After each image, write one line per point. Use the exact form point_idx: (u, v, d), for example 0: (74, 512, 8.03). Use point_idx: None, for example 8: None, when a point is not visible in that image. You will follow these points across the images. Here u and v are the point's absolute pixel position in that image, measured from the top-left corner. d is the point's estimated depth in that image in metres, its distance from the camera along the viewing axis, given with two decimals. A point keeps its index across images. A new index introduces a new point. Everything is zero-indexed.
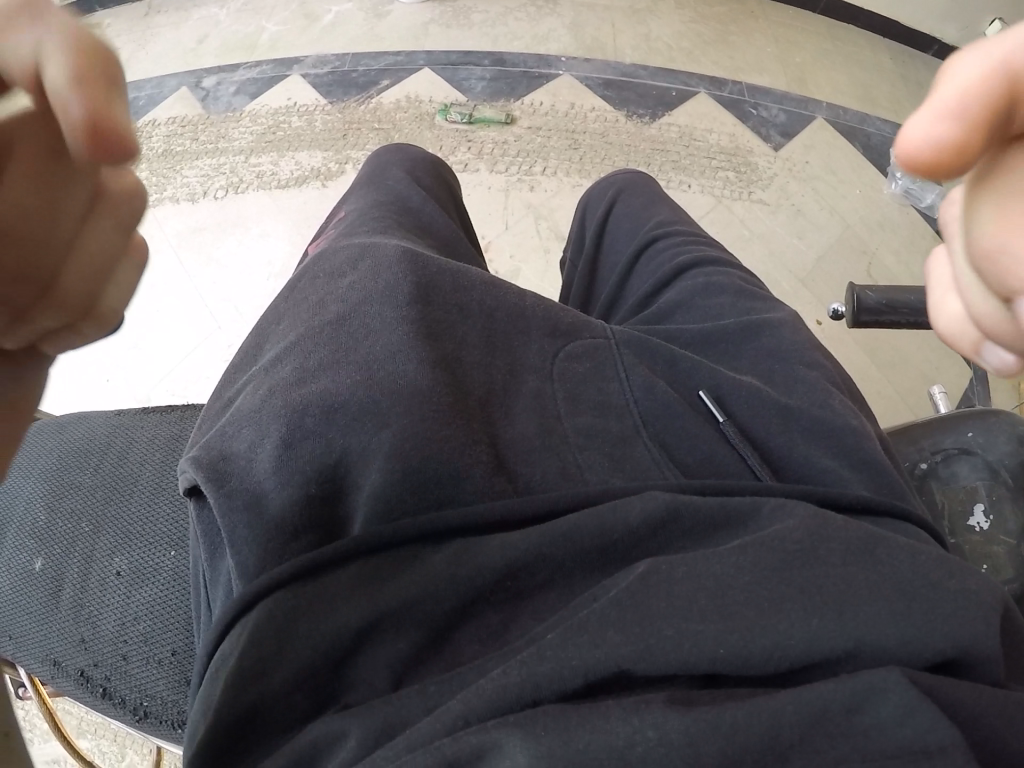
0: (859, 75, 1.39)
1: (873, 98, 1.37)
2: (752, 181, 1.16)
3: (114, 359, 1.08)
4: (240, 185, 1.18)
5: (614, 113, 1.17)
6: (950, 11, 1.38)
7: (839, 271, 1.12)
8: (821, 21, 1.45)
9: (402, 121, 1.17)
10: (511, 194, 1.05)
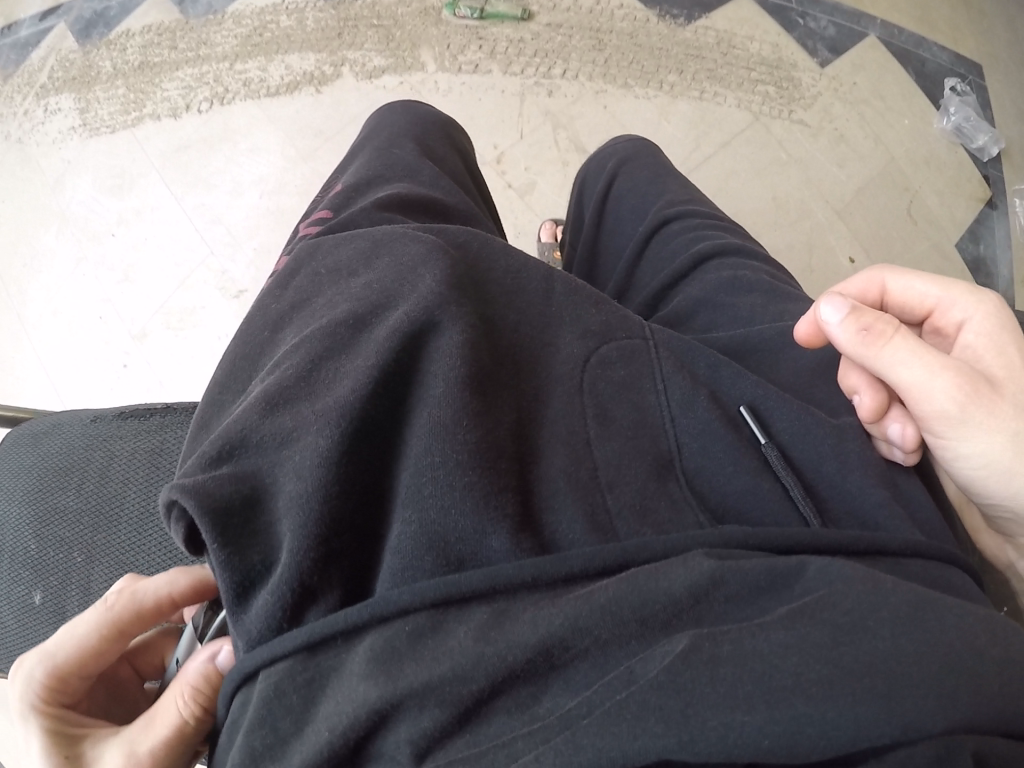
0: None
1: (933, 18, 1.21)
2: (793, 99, 1.03)
3: (105, 293, 1.00)
4: (225, 96, 1.03)
5: (645, 11, 1.00)
6: None
7: (877, 203, 1.01)
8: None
9: (403, 16, 1.00)
10: (527, 99, 0.94)
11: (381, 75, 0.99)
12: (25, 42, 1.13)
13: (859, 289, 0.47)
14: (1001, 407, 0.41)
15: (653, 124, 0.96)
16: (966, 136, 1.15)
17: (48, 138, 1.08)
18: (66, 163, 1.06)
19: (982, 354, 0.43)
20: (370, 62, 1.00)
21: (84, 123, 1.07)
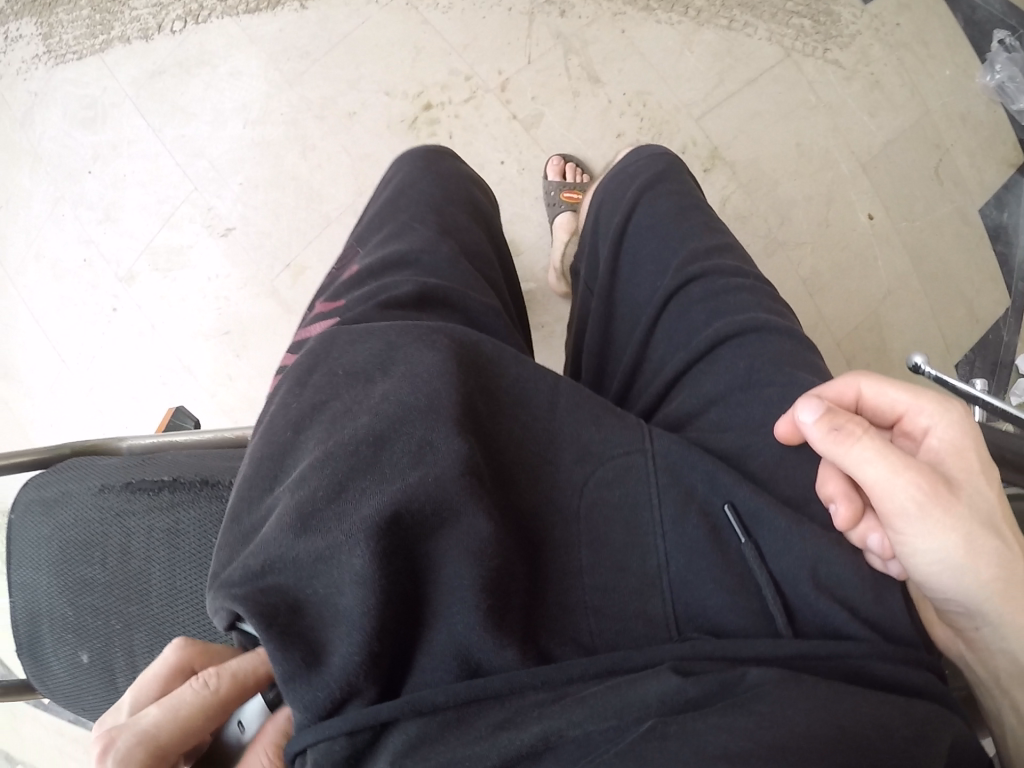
0: None
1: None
2: (829, 36, 0.95)
3: (88, 235, 1.02)
4: (200, 12, 0.93)
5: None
6: None
7: (904, 162, 0.98)
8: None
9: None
10: (537, 17, 0.81)
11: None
12: None
13: (836, 392, 0.40)
14: (960, 511, 0.36)
15: (675, 54, 0.84)
16: (1009, 95, 1.04)
17: (12, 64, 1.05)
18: (31, 94, 1.04)
19: (958, 465, 0.37)
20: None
21: (48, 49, 1.03)
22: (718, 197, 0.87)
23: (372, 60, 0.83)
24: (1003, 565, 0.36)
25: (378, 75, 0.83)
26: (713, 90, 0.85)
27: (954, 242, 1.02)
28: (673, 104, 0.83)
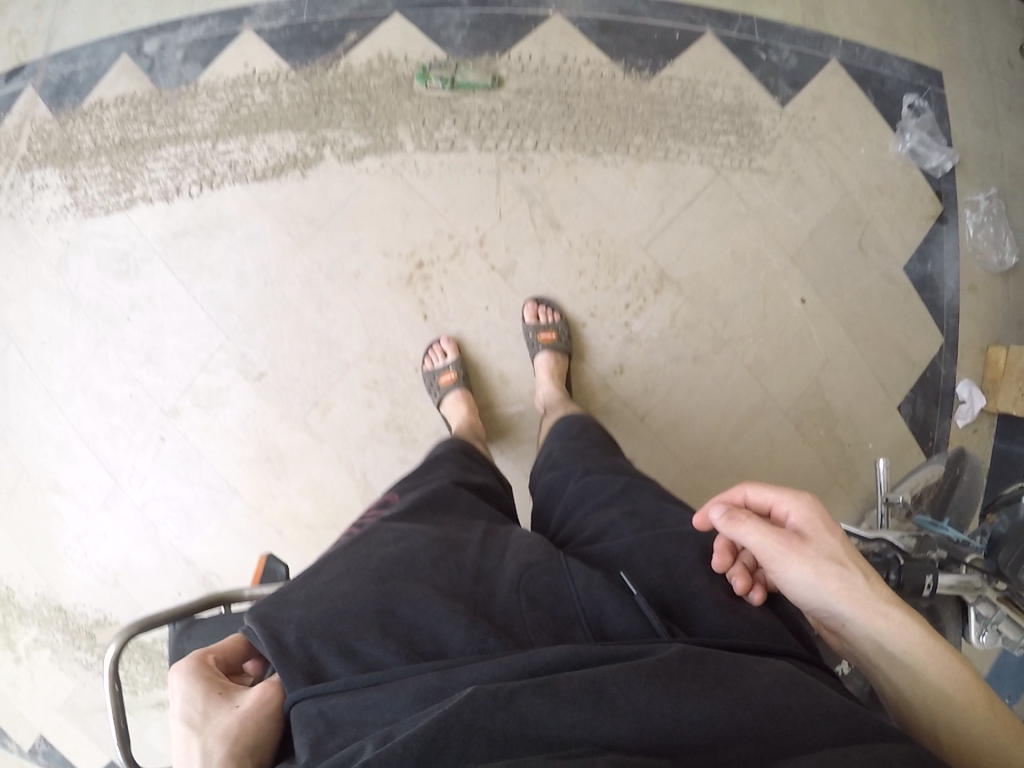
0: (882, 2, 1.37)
1: (892, 32, 1.36)
2: (753, 146, 1.12)
3: (133, 373, 1.21)
4: (213, 178, 1.15)
5: (612, 66, 1.07)
6: None
7: (826, 245, 1.16)
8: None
9: (377, 89, 1.07)
10: (503, 176, 1.05)
11: (361, 155, 1.07)
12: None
13: (732, 493, 0.65)
14: (807, 550, 0.58)
15: (621, 192, 1.07)
16: (920, 156, 1.31)
17: (41, 214, 1.31)
18: (63, 239, 1.29)
19: (807, 526, 0.60)
20: (349, 141, 1.07)
21: (75, 201, 1.28)
22: (669, 315, 1.11)
23: (369, 228, 1.08)
24: (843, 582, 0.57)
25: (375, 237, 1.08)
26: (657, 219, 1.09)
27: (884, 299, 1.21)
28: (622, 240, 1.08)
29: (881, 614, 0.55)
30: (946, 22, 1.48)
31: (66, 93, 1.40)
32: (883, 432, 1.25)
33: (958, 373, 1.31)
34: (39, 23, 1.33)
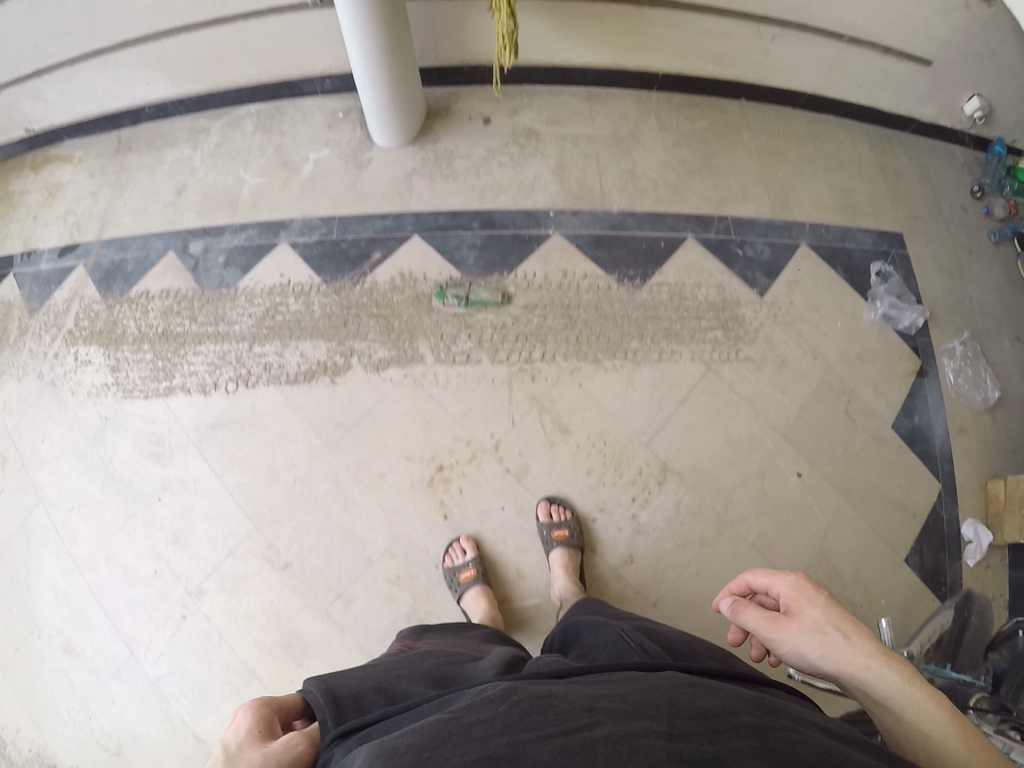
0: (838, 179, 1.61)
1: (853, 207, 1.59)
2: (739, 338, 1.38)
3: (159, 552, 1.33)
4: (249, 377, 1.37)
5: (606, 278, 1.34)
6: (929, 93, 1.69)
7: (814, 419, 1.38)
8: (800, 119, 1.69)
9: (400, 304, 1.31)
10: (514, 386, 1.29)
11: (386, 365, 1.31)
12: (44, 275, 1.69)
13: (736, 582, 0.72)
14: (791, 624, 0.62)
15: (621, 392, 1.31)
16: (894, 319, 1.51)
17: (83, 389, 1.50)
18: (102, 414, 1.47)
19: (791, 600, 0.64)
20: (375, 352, 1.31)
21: (117, 381, 1.48)
22: (673, 502, 1.29)
23: (395, 432, 1.30)
24: (824, 645, 0.59)
25: (400, 442, 1.30)
26: (656, 415, 1.32)
27: (878, 460, 1.38)
28: (625, 438, 1.30)
29: (862, 667, 0.57)
30: (900, 186, 1.71)
31: (114, 279, 1.60)
32: (895, 587, 1.31)
33: (958, 514, 1.38)
34: (94, 208, 1.71)
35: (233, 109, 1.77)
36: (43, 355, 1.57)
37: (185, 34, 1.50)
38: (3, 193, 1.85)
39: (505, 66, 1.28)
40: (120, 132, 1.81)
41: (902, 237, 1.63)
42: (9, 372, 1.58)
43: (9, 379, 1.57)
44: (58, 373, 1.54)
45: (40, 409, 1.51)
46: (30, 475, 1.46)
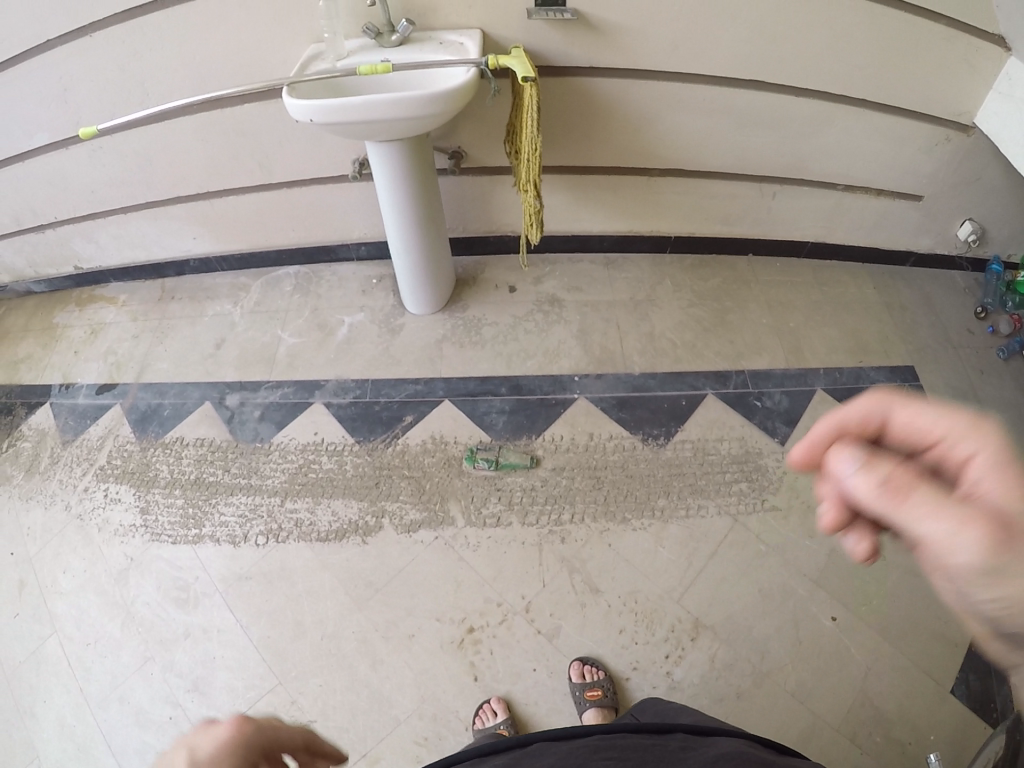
0: (849, 320, 1.77)
1: (864, 347, 1.71)
2: (763, 486, 1.45)
3: (177, 698, 1.25)
4: (279, 532, 1.41)
5: (631, 438, 1.48)
6: (924, 227, 1.85)
7: (847, 562, 1.36)
8: (805, 266, 1.91)
9: (430, 466, 1.44)
10: (545, 547, 1.34)
11: (416, 526, 1.38)
12: (80, 407, 1.74)
13: (857, 421, 0.41)
14: None
15: (651, 551, 1.35)
16: None
17: (111, 528, 1.50)
18: (127, 554, 1.45)
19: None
20: (407, 514, 1.39)
21: (146, 524, 1.49)
22: (708, 659, 1.23)
23: (424, 594, 1.30)
24: None
25: (429, 604, 1.29)
26: (685, 572, 1.33)
27: (913, 596, 1.33)
28: (657, 596, 1.30)
29: None
30: (908, 321, 1.80)
31: (148, 422, 1.65)
32: (944, 721, 1.19)
33: None
34: (133, 351, 1.82)
35: (275, 270, 1.92)
36: (73, 488, 1.59)
37: (231, 198, 1.71)
38: (47, 325, 1.98)
39: (530, 242, 1.38)
40: (164, 280, 2.01)
41: (912, 369, 1.69)
42: (35, 500, 1.59)
43: (34, 507, 1.58)
44: (86, 507, 1.55)
45: (63, 542, 1.50)
46: (47, 607, 1.41)
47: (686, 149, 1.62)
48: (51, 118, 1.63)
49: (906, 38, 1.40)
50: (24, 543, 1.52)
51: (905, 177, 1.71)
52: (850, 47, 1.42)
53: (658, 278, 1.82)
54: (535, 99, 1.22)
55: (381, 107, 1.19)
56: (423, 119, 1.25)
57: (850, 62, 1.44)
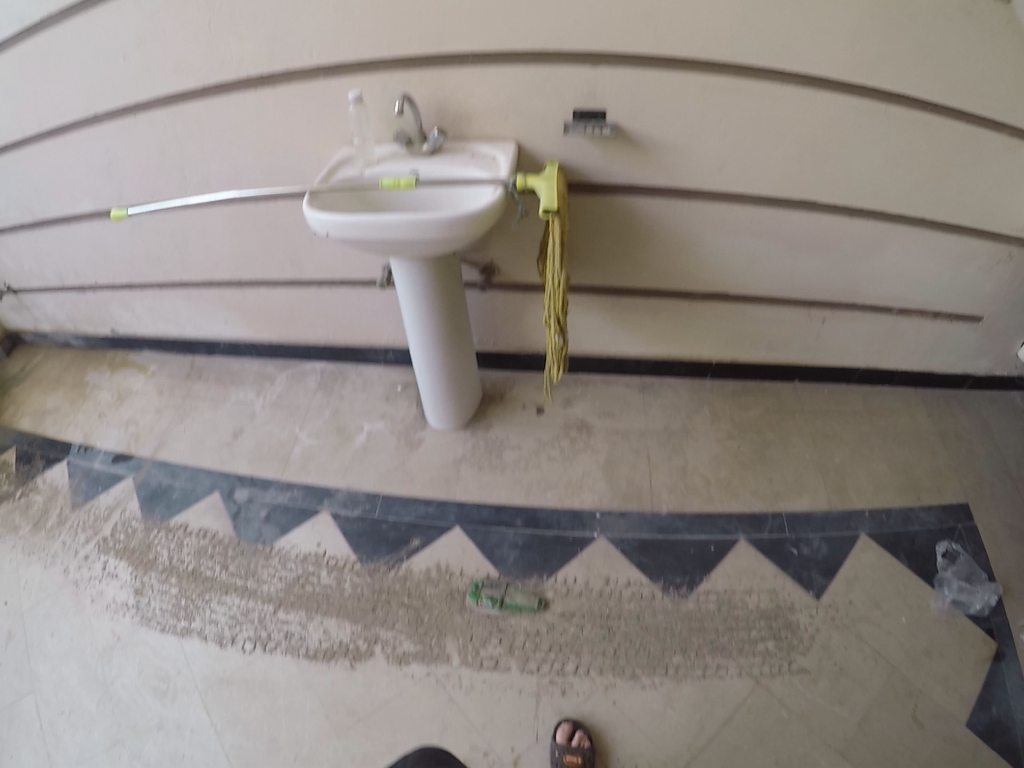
0: (898, 454, 1.64)
1: (916, 484, 1.58)
2: (792, 646, 1.32)
3: None
4: (267, 641, 1.38)
5: (650, 586, 1.40)
6: (980, 351, 1.69)
7: (883, 732, 1.21)
8: (854, 393, 1.78)
9: (431, 598, 1.40)
10: (543, 698, 1.26)
11: (409, 658, 1.32)
12: (94, 472, 1.78)
13: None
14: None
15: (659, 713, 1.24)
16: (964, 603, 1.39)
17: (103, 601, 1.51)
18: (115, 633, 1.44)
19: None
20: (400, 644, 1.34)
21: (139, 607, 1.48)
22: None
23: (406, 733, 1.22)
24: None
25: (411, 741, 1.21)
26: (695, 738, 1.21)
27: None
28: (659, 762, 1.18)
29: None
30: (965, 453, 1.65)
31: (157, 500, 1.67)
32: None
33: None
34: (153, 425, 1.86)
35: (301, 364, 1.95)
36: (72, 552, 1.62)
37: (263, 289, 1.74)
38: (79, 383, 2.08)
39: (550, 378, 1.28)
40: (195, 355, 2.08)
41: (967, 506, 1.54)
42: (36, 556, 1.62)
43: (35, 563, 1.61)
44: (82, 576, 1.57)
45: (55, 608, 1.51)
46: (28, 663, 1.42)
47: (731, 272, 1.52)
48: (97, 190, 1.74)
49: (969, 151, 1.28)
50: (19, 595, 1.54)
51: (966, 297, 1.55)
52: (906, 165, 1.31)
53: (696, 405, 1.74)
54: (558, 230, 1.17)
55: (398, 230, 1.19)
56: (440, 244, 1.24)
57: (905, 180, 1.33)
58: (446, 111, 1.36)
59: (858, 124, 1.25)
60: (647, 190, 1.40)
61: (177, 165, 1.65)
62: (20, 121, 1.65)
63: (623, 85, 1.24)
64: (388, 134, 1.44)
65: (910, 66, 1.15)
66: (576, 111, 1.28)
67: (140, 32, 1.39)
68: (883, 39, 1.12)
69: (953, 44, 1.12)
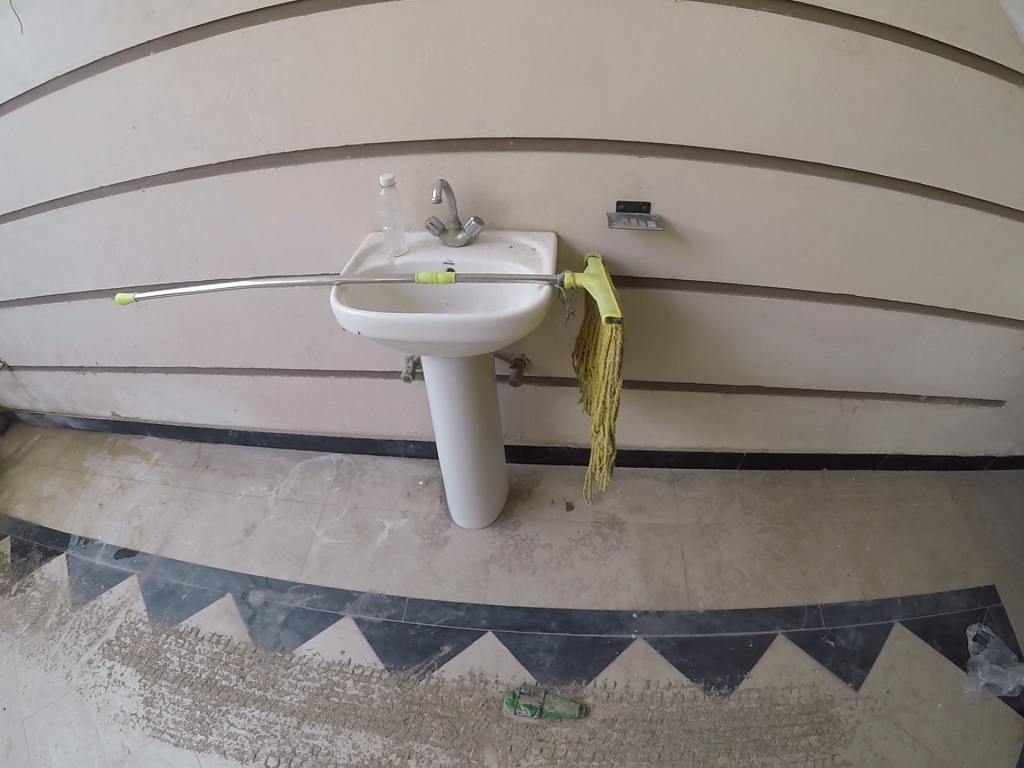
0: (927, 540, 1.67)
1: (944, 570, 1.60)
2: (834, 739, 1.29)
3: None
4: (292, 757, 1.29)
5: (691, 686, 1.38)
6: (1002, 433, 1.73)
7: None
8: (879, 479, 1.83)
9: (466, 708, 1.35)
10: None
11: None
12: (96, 568, 1.71)
13: None
14: None
15: None
16: (997, 684, 1.37)
17: (110, 711, 1.40)
18: (124, 747, 1.33)
19: None
20: (436, 757, 1.28)
21: (150, 717, 1.38)
22: None
23: None
24: None
25: None
26: None
27: None
28: None
29: None
30: (989, 535, 1.68)
31: (166, 602, 1.61)
32: None
33: None
34: (157, 518, 1.83)
35: (316, 454, 1.98)
36: (73, 656, 1.51)
37: (276, 377, 1.76)
38: (77, 468, 2.04)
39: (597, 483, 1.23)
40: (201, 443, 2.07)
41: (993, 588, 1.56)
42: (35, 659, 1.51)
43: (34, 665, 1.50)
44: (86, 682, 1.46)
45: (55, 720, 1.39)
46: None
47: (764, 364, 1.54)
48: (99, 266, 1.65)
49: (1005, 241, 1.30)
50: (18, 701, 1.44)
51: (990, 383, 1.59)
52: (943, 260, 1.33)
53: (727, 496, 1.78)
54: (618, 341, 1.05)
55: (439, 334, 1.14)
56: (480, 346, 1.19)
57: (942, 274, 1.36)
58: (483, 198, 1.31)
59: (899, 215, 1.26)
60: (686, 285, 1.40)
61: (187, 244, 1.56)
62: (22, 192, 1.56)
63: (670, 179, 1.23)
64: (418, 222, 1.38)
65: (951, 158, 1.17)
66: (621, 203, 1.27)
67: (154, 105, 1.32)
68: (929, 132, 1.14)
69: (992, 137, 1.14)
